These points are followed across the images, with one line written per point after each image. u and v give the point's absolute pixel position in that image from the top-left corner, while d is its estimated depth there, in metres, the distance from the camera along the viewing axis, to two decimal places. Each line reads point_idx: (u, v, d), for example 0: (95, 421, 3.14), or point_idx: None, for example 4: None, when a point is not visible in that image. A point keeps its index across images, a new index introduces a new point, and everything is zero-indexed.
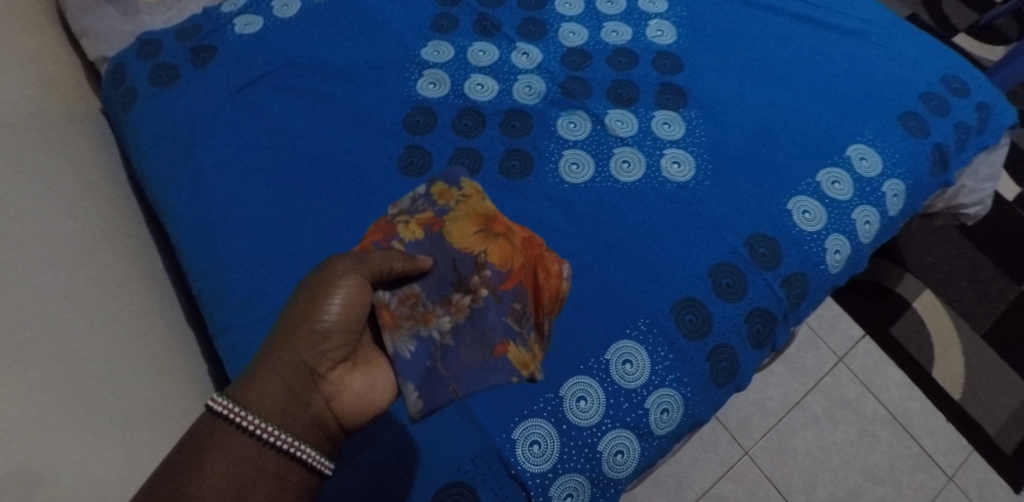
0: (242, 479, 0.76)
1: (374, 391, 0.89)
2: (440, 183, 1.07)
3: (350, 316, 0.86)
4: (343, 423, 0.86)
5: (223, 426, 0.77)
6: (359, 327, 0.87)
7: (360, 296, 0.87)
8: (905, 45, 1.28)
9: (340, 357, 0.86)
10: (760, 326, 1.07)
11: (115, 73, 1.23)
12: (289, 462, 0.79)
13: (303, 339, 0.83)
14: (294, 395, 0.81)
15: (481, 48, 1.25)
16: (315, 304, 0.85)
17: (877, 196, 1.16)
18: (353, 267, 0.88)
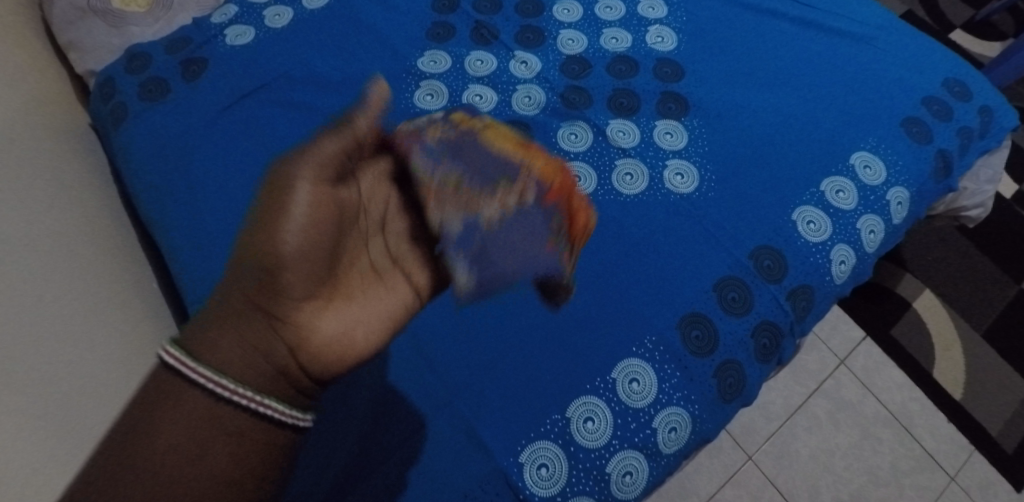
0: (201, 441, 0.69)
1: (355, 330, 0.76)
2: (460, 112, 0.97)
3: (318, 228, 0.74)
4: (316, 370, 0.75)
5: (178, 381, 0.70)
6: (325, 249, 0.75)
7: (321, 210, 0.74)
8: (907, 48, 1.26)
9: (311, 279, 0.74)
10: (766, 340, 1.06)
11: (104, 88, 1.20)
12: (251, 419, 0.71)
13: (258, 262, 0.73)
14: (253, 333, 0.73)
15: (479, 58, 1.23)
16: (274, 213, 0.73)
17: (882, 205, 1.14)
18: (310, 169, 0.75)
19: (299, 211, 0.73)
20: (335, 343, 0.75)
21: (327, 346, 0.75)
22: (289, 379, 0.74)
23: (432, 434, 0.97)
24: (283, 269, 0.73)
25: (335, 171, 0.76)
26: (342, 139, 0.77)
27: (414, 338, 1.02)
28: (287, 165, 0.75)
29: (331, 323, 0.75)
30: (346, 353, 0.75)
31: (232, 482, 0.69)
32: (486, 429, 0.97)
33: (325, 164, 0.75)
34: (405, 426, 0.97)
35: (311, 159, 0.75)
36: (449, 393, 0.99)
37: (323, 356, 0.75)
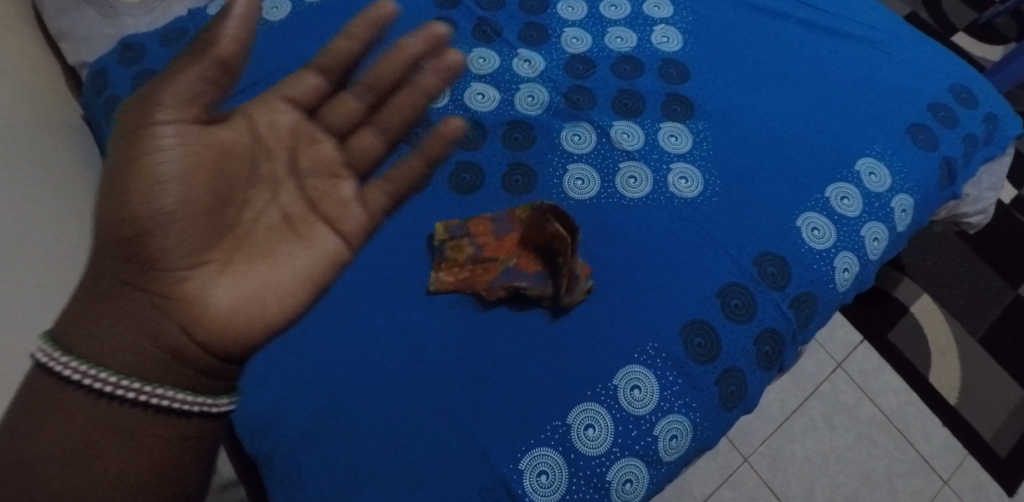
0: (92, 444, 0.61)
1: (267, 293, 0.67)
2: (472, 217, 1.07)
3: (194, 181, 0.66)
4: (216, 348, 0.66)
5: (51, 382, 0.62)
6: (205, 202, 0.66)
7: (192, 160, 0.66)
8: (913, 53, 1.25)
9: (196, 241, 0.66)
10: (769, 348, 1.05)
11: (96, 79, 1.17)
12: (146, 412, 0.63)
13: (126, 224, 0.64)
14: (136, 313, 0.64)
15: (480, 55, 1.21)
16: (138, 162, 0.64)
17: (886, 212, 1.13)
18: (172, 111, 0.64)
19: (168, 168, 0.64)
20: (234, 313, 0.66)
21: (224, 313, 0.66)
22: (187, 360, 0.65)
23: (431, 440, 0.95)
24: (159, 230, 0.65)
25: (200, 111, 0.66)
26: (208, 69, 0.64)
27: (411, 343, 1.00)
28: (143, 105, 0.64)
29: (230, 290, 0.66)
30: (254, 322, 0.67)
31: (136, 487, 0.62)
32: (487, 436, 0.95)
33: (187, 101, 0.65)
34: (400, 432, 0.95)
35: (170, 95, 0.64)
36: (449, 398, 0.97)
37: (228, 333, 0.66)
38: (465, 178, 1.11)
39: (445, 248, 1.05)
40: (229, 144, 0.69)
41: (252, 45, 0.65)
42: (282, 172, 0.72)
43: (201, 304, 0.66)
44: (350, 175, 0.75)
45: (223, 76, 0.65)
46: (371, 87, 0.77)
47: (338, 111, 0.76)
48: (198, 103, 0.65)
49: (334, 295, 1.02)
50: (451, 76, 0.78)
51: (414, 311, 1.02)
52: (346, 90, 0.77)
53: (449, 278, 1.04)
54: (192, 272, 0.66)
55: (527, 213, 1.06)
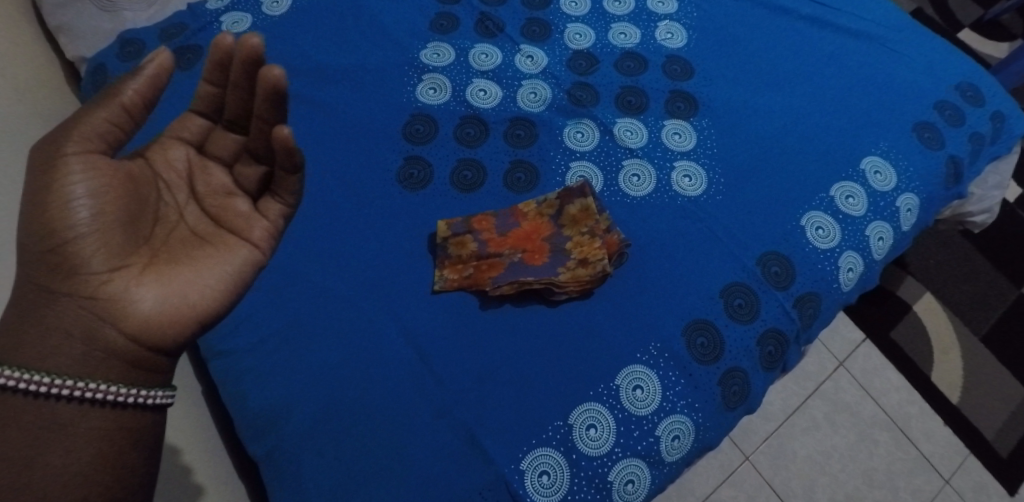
0: (30, 443, 0.62)
1: (187, 287, 0.67)
2: (474, 213, 1.07)
3: (106, 200, 0.66)
4: (145, 341, 0.67)
5: None
6: (122, 212, 0.66)
7: (105, 177, 0.66)
8: (920, 50, 1.24)
9: (113, 251, 0.66)
10: (772, 348, 1.05)
11: (95, 75, 1.17)
12: (79, 405, 0.64)
13: (49, 241, 0.65)
14: (63, 320, 0.65)
15: (483, 51, 1.20)
16: (52, 192, 0.64)
17: (892, 211, 1.12)
18: (81, 145, 0.65)
19: (79, 187, 0.65)
20: (158, 313, 0.66)
21: (145, 317, 0.66)
22: (118, 356, 0.66)
23: (433, 440, 0.94)
24: (74, 244, 0.65)
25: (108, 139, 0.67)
26: (110, 114, 0.66)
27: (413, 342, 0.99)
28: (53, 142, 0.66)
29: (154, 292, 0.66)
30: (182, 312, 0.67)
31: (77, 484, 0.62)
32: (489, 437, 0.94)
33: (98, 138, 0.66)
34: (401, 433, 0.94)
35: (79, 133, 0.65)
36: (452, 399, 0.96)
37: (149, 330, 0.66)
38: (467, 175, 1.10)
39: (448, 245, 1.04)
40: (143, 171, 0.70)
41: (156, 99, 0.67)
42: (183, 198, 0.72)
43: (123, 309, 0.66)
44: (246, 192, 0.73)
45: (126, 116, 0.67)
46: (233, 121, 0.73)
47: (217, 144, 0.74)
48: (108, 141, 0.66)
49: (314, 286, 1.01)
50: (277, 97, 0.68)
51: (416, 310, 1.01)
52: (221, 127, 0.74)
53: (453, 276, 1.03)
54: (113, 277, 0.66)
55: (530, 209, 1.07)
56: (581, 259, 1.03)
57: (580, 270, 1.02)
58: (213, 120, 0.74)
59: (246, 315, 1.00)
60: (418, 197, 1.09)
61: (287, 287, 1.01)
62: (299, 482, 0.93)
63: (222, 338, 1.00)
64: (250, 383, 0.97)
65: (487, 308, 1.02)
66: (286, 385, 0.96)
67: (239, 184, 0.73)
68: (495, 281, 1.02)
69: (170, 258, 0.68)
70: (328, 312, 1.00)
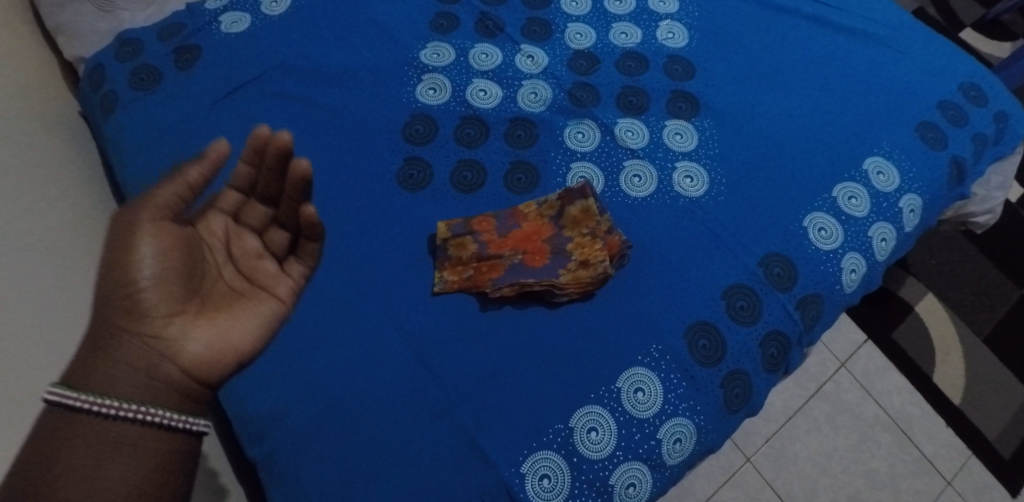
0: (89, 458, 0.62)
1: (235, 331, 0.70)
2: (473, 216, 1.06)
3: (167, 261, 0.68)
4: (203, 380, 0.68)
5: (65, 416, 0.63)
6: (183, 272, 0.69)
7: (168, 242, 0.69)
8: (923, 50, 1.23)
9: (169, 304, 0.68)
10: (774, 350, 1.04)
11: (93, 75, 1.16)
12: (146, 427, 0.64)
13: (117, 291, 0.67)
14: (129, 355, 0.66)
15: (483, 51, 1.19)
16: (119, 255, 0.67)
17: (894, 212, 1.11)
18: (148, 213, 0.68)
19: (145, 250, 0.67)
20: (207, 356, 0.68)
21: (194, 367, 0.68)
22: (180, 387, 0.67)
23: (432, 444, 0.93)
24: (137, 300, 0.67)
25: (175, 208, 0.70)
26: (174, 189, 0.69)
27: (412, 344, 0.98)
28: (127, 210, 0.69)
29: (203, 340, 0.68)
30: (231, 353, 0.69)
31: None
32: (489, 440, 0.94)
33: (163, 208, 0.69)
34: (400, 436, 0.93)
35: (150, 202, 0.69)
36: (451, 401, 0.95)
37: (204, 369, 0.68)
38: (467, 177, 1.09)
39: (448, 246, 1.03)
40: (194, 236, 0.72)
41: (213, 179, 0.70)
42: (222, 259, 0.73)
43: (173, 360, 0.67)
44: (276, 255, 0.75)
45: (187, 192, 0.70)
46: (266, 195, 0.74)
47: (251, 213, 0.75)
48: (169, 211, 0.69)
49: (311, 288, 1.01)
50: (306, 186, 0.70)
51: (416, 312, 1.00)
52: (252, 198, 0.75)
53: (452, 278, 1.02)
54: (169, 327, 0.67)
55: (531, 210, 1.06)
56: (582, 261, 1.02)
57: (580, 272, 1.01)
58: (245, 193, 0.75)
59: None
60: (418, 198, 1.08)
61: None
62: (297, 486, 0.92)
63: None
64: (250, 387, 0.96)
65: (488, 310, 1.01)
66: (285, 388, 0.96)
67: (266, 249, 0.75)
68: (495, 282, 1.01)
69: (222, 307, 0.70)
70: (328, 316, 0.99)
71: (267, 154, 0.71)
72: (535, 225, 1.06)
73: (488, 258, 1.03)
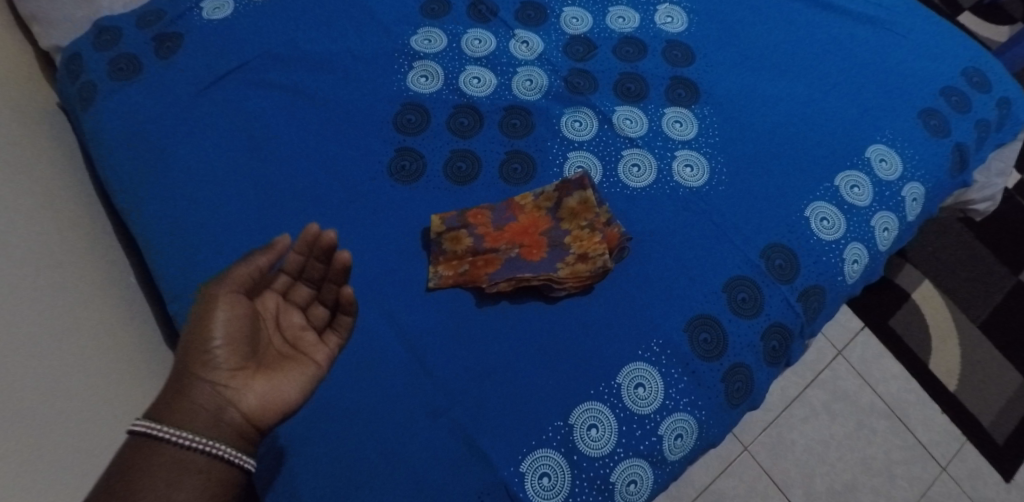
0: (165, 483, 0.66)
1: (285, 386, 0.74)
2: (469, 208, 1.03)
3: (237, 325, 0.73)
4: (256, 429, 0.73)
5: (144, 448, 0.68)
6: (250, 336, 0.74)
7: (239, 310, 0.74)
8: (927, 34, 1.21)
9: (236, 361, 0.73)
10: (776, 343, 1.02)
11: (72, 65, 1.12)
12: (210, 462, 0.69)
13: (195, 348, 0.72)
14: (198, 401, 0.70)
15: (476, 37, 1.16)
16: (199, 322, 0.73)
17: (897, 201, 1.09)
18: (226, 286, 0.74)
19: (222, 315, 0.73)
20: (262, 407, 0.73)
21: (251, 418, 0.72)
22: (236, 429, 0.71)
23: (430, 443, 0.91)
24: (209, 356, 0.72)
25: (249, 282, 0.75)
26: (249, 267, 0.75)
27: (407, 342, 0.96)
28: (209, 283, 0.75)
29: (259, 393, 0.73)
30: (281, 404, 0.74)
31: None
32: (488, 439, 0.92)
33: (239, 282, 0.74)
34: (396, 435, 0.91)
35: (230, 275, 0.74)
36: (448, 400, 0.93)
37: (260, 417, 0.73)
38: (461, 167, 1.06)
39: (442, 241, 1.00)
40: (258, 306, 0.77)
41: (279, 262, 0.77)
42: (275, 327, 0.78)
43: (234, 412, 0.71)
44: (317, 326, 0.81)
45: (258, 271, 0.76)
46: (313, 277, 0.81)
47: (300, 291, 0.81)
48: (243, 285, 0.75)
49: None
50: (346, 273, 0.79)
51: (410, 309, 0.97)
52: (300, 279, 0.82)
53: (448, 273, 0.99)
54: (232, 382, 0.72)
55: (527, 202, 1.03)
56: (581, 255, 1.00)
57: (579, 265, 0.99)
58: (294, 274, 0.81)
59: None
60: (410, 191, 1.04)
61: None
62: (292, 490, 0.90)
63: None
64: None
65: (484, 305, 0.98)
66: None
67: (308, 322, 0.80)
68: (492, 277, 0.98)
69: (274, 365, 0.75)
70: None
71: (317, 247, 0.79)
72: (532, 217, 1.03)
73: (484, 253, 1.00)
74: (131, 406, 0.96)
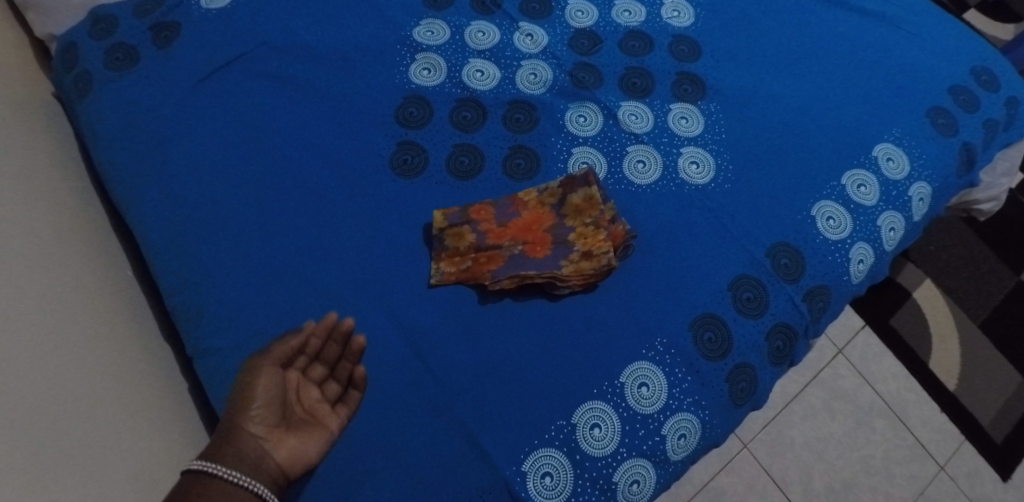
0: None
1: (309, 446, 0.79)
2: (471, 204, 1.01)
3: (275, 391, 0.78)
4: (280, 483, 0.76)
5: (195, 486, 0.71)
6: (284, 402, 0.79)
7: (277, 380, 0.79)
8: (935, 31, 1.19)
9: (272, 421, 0.77)
10: (781, 343, 1.01)
11: (68, 54, 1.10)
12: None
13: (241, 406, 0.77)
14: (241, 449, 0.74)
15: (479, 29, 1.14)
16: (243, 388, 0.78)
17: (903, 201, 1.08)
18: (268, 359, 0.80)
19: (265, 382, 0.78)
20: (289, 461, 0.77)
21: (282, 473, 0.77)
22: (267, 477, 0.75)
23: (431, 442, 0.90)
24: (247, 416, 0.76)
25: (286, 357, 0.81)
26: (289, 342, 0.82)
27: (409, 338, 0.94)
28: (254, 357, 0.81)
29: (287, 451, 0.77)
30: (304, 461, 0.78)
31: None
32: (490, 438, 0.90)
33: (279, 356, 0.81)
34: (397, 433, 0.90)
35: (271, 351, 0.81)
36: (451, 399, 0.92)
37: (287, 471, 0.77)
38: (464, 162, 1.04)
39: (445, 236, 0.99)
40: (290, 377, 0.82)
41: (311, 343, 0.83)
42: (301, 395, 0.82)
43: (266, 465, 0.75)
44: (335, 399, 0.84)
45: (294, 350, 0.82)
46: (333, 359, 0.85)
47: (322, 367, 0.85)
48: (281, 358, 0.81)
49: (303, 279, 0.96)
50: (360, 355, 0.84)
51: (412, 305, 0.96)
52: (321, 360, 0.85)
53: (450, 270, 0.97)
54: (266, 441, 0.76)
55: (531, 198, 1.02)
56: (585, 252, 0.98)
57: (583, 263, 0.97)
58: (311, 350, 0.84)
59: (232, 312, 0.95)
60: (412, 186, 1.03)
61: (270, 281, 0.96)
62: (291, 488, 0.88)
63: (206, 334, 0.95)
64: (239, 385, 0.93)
65: (487, 303, 0.97)
66: None
67: (325, 394, 0.83)
68: (495, 274, 0.96)
69: (298, 428, 0.79)
70: (323, 309, 0.95)
71: (336, 332, 0.83)
72: (536, 213, 1.01)
73: (487, 250, 0.98)
74: (128, 401, 0.94)
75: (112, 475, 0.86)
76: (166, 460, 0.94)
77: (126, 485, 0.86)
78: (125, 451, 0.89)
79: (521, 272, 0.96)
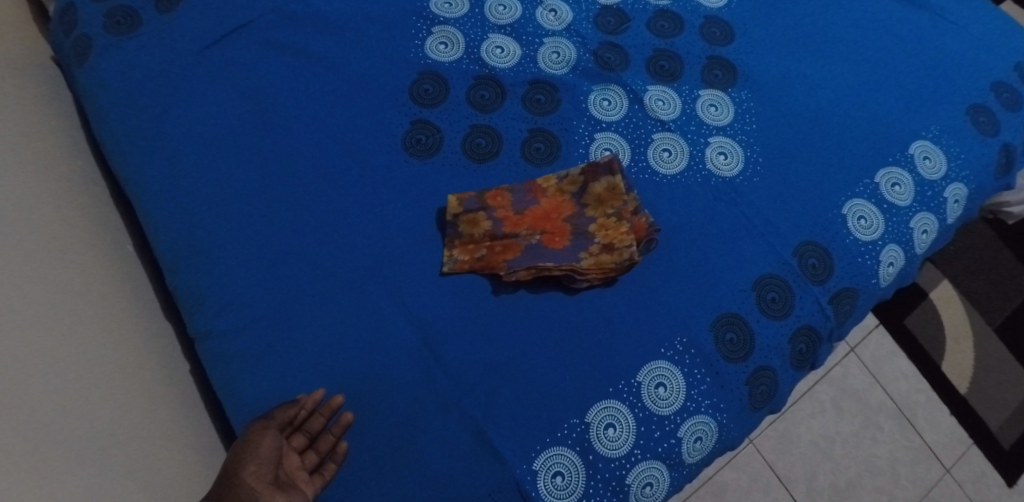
0: None
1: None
2: (487, 189, 0.96)
3: (269, 454, 0.79)
4: None
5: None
6: (274, 463, 0.79)
7: (272, 445, 0.79)
8: (979, 25, 1.14)
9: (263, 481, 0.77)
10: (803, 346, 0.97)
11: (66, 18, 1.04)
12: None
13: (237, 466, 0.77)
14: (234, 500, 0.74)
15: (501, 3, 1.08)
16: (240, 451, 0.78)
17: (938, 202, 1.03)
18: (269, 423, 0.81)
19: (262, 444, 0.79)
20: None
21: None
22: None
23: (437, 437, 0.86)
24: (240, 474, 0.76)
25: (283, 422, 0.81)
26: (287, 409, 0.82)
27: (418, 327, 0.90)
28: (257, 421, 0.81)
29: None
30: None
31: None
32: (500, 435, 0.86)
33: (278, 421, 0.81)
34: (402, 426, 0.86)
35: (272, 415, 0.82)
36: (459, 393, 0.88)
37: None
38: (480, 144, 0.99)
39: (459, 223, 0.93)
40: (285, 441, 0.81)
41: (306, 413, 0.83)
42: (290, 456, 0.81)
43: None
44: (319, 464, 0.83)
45: (291, 416, 0.82)
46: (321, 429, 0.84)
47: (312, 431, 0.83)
48: (280, 424, 0.81)
49: (309, 262, 0.91)
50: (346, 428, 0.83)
51: (422, 294, 0.91)
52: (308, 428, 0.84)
53: (463, 258, 0.93)
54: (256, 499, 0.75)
55: (550, 185, 0.97)
56: (604, 246, 0.93)
57: (603, 256, 0.92)
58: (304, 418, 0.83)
59: (234, 294, 0.90)
60: (426, 166, 0.97)
61: (275, 263, 0.91)
62: None
63: (208, 315, 0.91)
64: (239, 370, 0.88)
65: (502, 294, 0.92)
66: (280, 370, 0.87)
67: (305, 462, 0.82)
68: (511, 265, 0.92)
69: (283, 490, 0.78)
70: (328, 294, 0.90)
71: (325, 408, 0.83)
72: (553, 202, 0.96)
73: (502, 239, 0.94)
74: (126, 385, 0.90)
75: (106, 460, 0.82)
76: (162, 446, 0.90)
77: (122, 473, 0.82)
78: (120, 434, 0.85)
79: (537, 262, 0.91)
